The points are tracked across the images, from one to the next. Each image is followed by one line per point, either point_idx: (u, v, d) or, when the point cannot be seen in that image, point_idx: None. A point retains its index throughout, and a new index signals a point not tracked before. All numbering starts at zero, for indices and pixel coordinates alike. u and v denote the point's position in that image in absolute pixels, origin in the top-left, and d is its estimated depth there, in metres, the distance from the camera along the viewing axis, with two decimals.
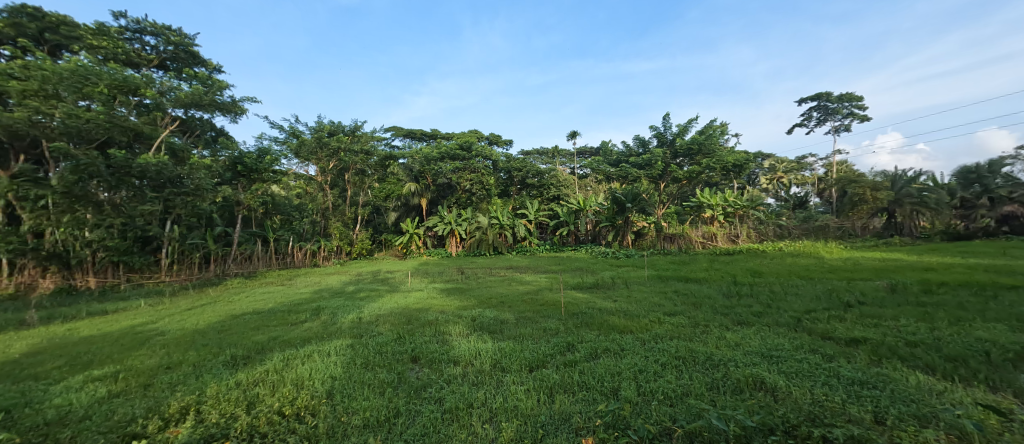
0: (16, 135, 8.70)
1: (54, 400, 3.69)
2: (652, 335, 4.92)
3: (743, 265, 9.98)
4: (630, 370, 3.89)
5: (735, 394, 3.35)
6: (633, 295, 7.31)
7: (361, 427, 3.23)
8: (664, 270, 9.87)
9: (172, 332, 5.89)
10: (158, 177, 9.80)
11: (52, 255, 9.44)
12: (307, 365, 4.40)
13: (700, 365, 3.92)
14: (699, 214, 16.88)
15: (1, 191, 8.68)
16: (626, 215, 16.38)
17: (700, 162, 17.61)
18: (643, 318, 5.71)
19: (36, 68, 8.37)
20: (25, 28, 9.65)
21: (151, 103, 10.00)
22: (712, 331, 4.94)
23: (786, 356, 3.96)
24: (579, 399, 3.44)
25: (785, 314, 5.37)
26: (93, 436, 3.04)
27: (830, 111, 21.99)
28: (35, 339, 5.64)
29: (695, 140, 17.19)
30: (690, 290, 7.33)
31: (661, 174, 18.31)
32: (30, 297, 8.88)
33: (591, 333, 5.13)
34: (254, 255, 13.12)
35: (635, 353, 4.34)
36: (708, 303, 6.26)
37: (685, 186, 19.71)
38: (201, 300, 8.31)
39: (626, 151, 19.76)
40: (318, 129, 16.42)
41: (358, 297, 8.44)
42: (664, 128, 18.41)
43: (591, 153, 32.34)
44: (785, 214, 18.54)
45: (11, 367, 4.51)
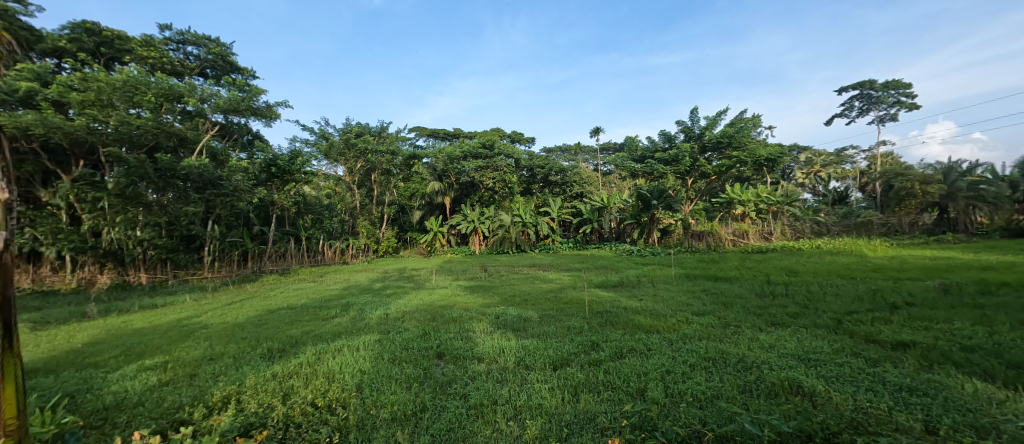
0: (76, 142, 9.20)
1: (112, 387, 3.89)
2: (680, 335, 4.78)
3: (777, 264, 9.57)
4: (657, 371, 3.79)
5: (769, 398, 3.21)
6: (659, 294, 7.13)
7: (389, 420, 3.26)
8: (693, 269, 9.58)
9: (215, 325, 6.12)
10: (199, 180, 10.18)
11: (108, 253, 10.16)
12: (338, 359, 4.49)
13: (730, 367, 3.78)
14: (730, 211, 16.37)
15: (63, 193, 9.23)
16: (651, 212, 16.08)
17: (730, 156, 17.08)
18: (670, 318, 5.56)
19: (94, 79, 8.71)
20: (83, 43, 10.24)
21: (193, 109, 10.40)
22: (744, 331, 4.76)
23: (825, 359, 3.77)
24: (604, 398, 3.37)
25: (824, 315, 5.13)
26: (145, 421, 3.20)
27: (874, 100, 20.91)
28: (94, 330, 5.97)
29: (726, 134, 16.60)
30: (719, 289, 7.09)
31: (688, 170, 17.85)
32: (90, 290, 9.55)
33: (616, 332, 5.03)
34: (288, 253, 13.53)
35: (662, 353, 4.23)
36: (740, 303, 6.04)
37: (715, 180, 19.18)
38: (240, 295, 8.66)
39: (651, 146, 19.19)
40: (346, 131, 16.76)
41: (385, 294, 8.57)
42: (692, 123, 17.91)
43: (615, 148, 31.77)
44: (823, 210, 17.76)
45: (75, 356, 4.78)
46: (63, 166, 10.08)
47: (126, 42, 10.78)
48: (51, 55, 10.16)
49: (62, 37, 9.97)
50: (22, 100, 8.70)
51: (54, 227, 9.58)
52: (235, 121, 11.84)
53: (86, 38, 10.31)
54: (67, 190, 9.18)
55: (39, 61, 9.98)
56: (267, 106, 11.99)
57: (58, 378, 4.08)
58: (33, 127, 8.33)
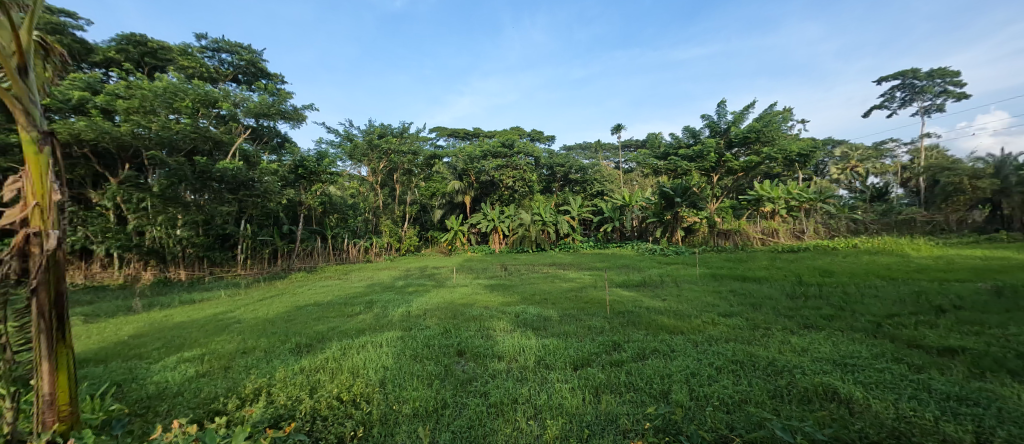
0: (122, 146, 9.57)
1: (153, 377, 4.03)
2: (706, 337, 4.64)
3: (810, 264, 9.23)
4: (681, 373, 3.67)
5: (802, 404, 3.06)
6: (683, 294, 6.97)
7: (411, 416, 3.27)
8: (719, 268, 9.34)
9: (248, 320, 6.30)
10: (233, 182, 10.48)
11: (151, 251, 10.67)
12: (362, 355, 4.55)
13: (760, 371, 3.63)
14: (759, 208, 15.87)
15: (109, 195, 9.62)
16: (675, 211, 15.79)
17: (759, 151, 16.60)
18: (695, 319, 5.41)
19: (137, 87, 9.08)
20: (130, 53, 10.75)
21: (227, 114, 10.74)
22: (774, 334, 4.59)
23: (864, 365, 3.58)
24: (626, 400, 3.29)
25: (862, 318, 4.89)
26: (183, 411, 3.31)
27: (918, 90, 19.89)
28: (138, 323, 6.23)
29: (753, 129, 16.11)
30: (748, 290, 6.88)
31: (714, 166, 17.41)
32: (135, 285, 10.01)
33: (638, 333, 4.93)
34: (315, 251, 13.71)
35: (687, 355, 4.11)
36: (769, 304, 5.83)
37: (742, 177, 18.66)
38: (270, 292, 8.91)
39: (674, 142, 18.70)
40: (369, 131, 17.00)
41: (406, 292, 8.65)
42: (718, 117, 17.41)
43: (638, 145, 31.25)
44: (860, 207, 17.00)
45: (121, 347, 4.99)
46: (110, 169, 10.58)
47: (167, 51, 11.26)
48: (100, 65, 10.64)
49: (110, 49, 10.49)
50: (74, 107, 9.06)
51: (104, 226, 10.03)
52: (266, 124, 12.14)
53: (133, 48, 10.82)
54: (114, 192, 9.61)
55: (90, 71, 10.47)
56: (295, 110, 12.25)
57: (106, 368, 4.27)
58: (85, 134, 8.71)
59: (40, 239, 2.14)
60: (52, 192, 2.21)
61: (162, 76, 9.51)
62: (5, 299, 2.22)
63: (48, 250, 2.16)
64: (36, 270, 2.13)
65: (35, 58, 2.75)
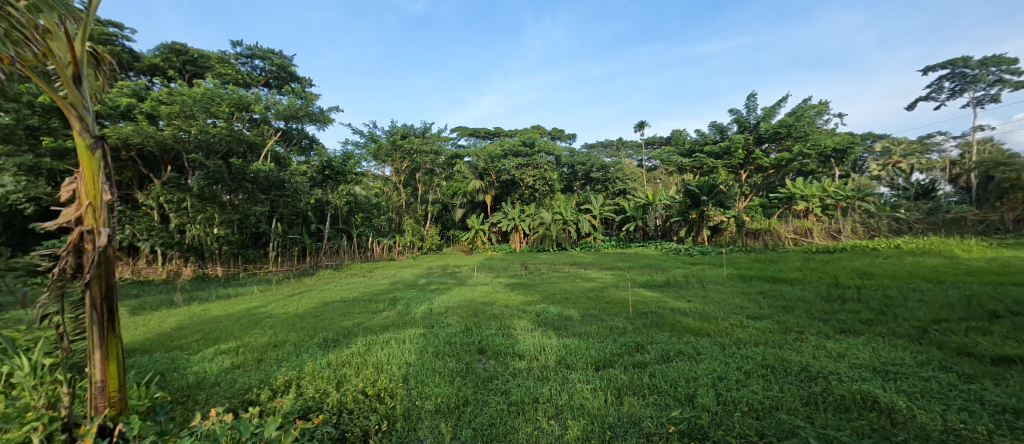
0: (165, 149, 10.06)
1: (193, 368, 4.23)
2: (733, 340, 4.56)
3: (847, 265, 8.90)
4: (708, 377, 3.62)
5: (839, 412, 2.98)
6: (709, 295, 6.85)
7: (433, 412, 3.33)
8: (747, 269, 9.12)
9: (279, 315, 6.54)
10: (266, 182, 10.85)
11: (191, 248, 11.09)
12: (386, 351, 4.66)
13: (792, 376, 3.54)
14: (791, 207, 15.38)
15: (154, 195, 10.16)
16: (700, 209, 15.47)
17: (791, 147, 16.10)
18: (723, 321, 5.31)
19: (178, 93, 9.51)
20: (172, 62, 11.33)
21: (260, 117, 11.10)
22: (808, 338, 4.46)
23: (907, 373, 3.45)
24: (650, 402, 3.27)
25: (906, 324, 4.71)
26: (221, 400, 3.49)
27: (969, 79, 18.87)
28: (179, 316, 6.54)
29: (784, 124, 15.58)
30: (779, 292, 6.69)
31: (742, 163, 17.01)
32: (176, 280, 10.54)
33: (663, 334, 4.87)
34: (341, 249, 14.06)
35: (714, 358, 4.05)
36: (803, 307, 5.67)
37: (772, 174, 18.11)
38: (299, 288, 9.21)
39: (700, 139, 18.29)
40: (392, 132, 17.28)
41: (429, 289, 8.79)
42: (747, 113, 16.92)
43: (661, 142, 30.73)
44: (904, 206, 16.12)
45: (164, 339, 5.26)
46: (154, 171, 11.13)
47: (204, 59, 11.76)
48: (145, 73, 11.13)
49: (154, 57, 11.06)
50: (122, 113, 9.52)
51: (149, 224, 10.46)
52: (295, 127, 12.49)
53: (175, 57, 11.42)
54: (158, 192, 10.10)
55: (135, 79, 10.95)
56: (322, 112, 12.59)
57: (151, 358, 4.50)
58: (132, 138, 9.16)
59: (94, 236, 2.27)
60: (103, 193, 2.35)
61: (200, 83, 9.92)
62: (62, 290, 2.38)
63: (100, 247, 2.29)
64: (89, 265, 2.27)
65: (88, 67, 2.93)
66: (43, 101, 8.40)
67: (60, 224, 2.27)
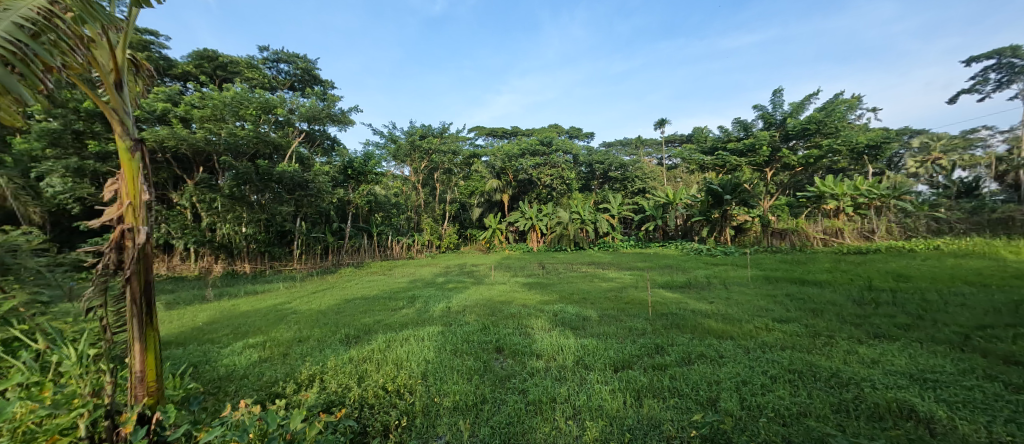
0: (197, 151, 10.47)
1: (223, 360, 4.41)
2: (758, 343, 4.49)
3: (882, 267, 8.59)
4: (732, 381, 3.58)
5: (872, 420, 2.91)
6: (732, 297, 6.73)
7: (451, 409, 3.40)
8: (772, 270, 8.93)
9: (303, 311, 6.74)
10: (291, 183, 11.14)
11: (221, 246, 11.56)
12: (405, 347, 4.76)
13: (822, 382, 3.47)
14: (820, 206, 14.87)
15: (188, 195, 10.58)
16: (723, 209, 15.16)
17: (820, 144, 15.63)
18: (747, 323, 5.23)
19: (209, 98, 9.86)
20: (204, 68, 11.76)
21: (285, 119, 11.40)
22: (839, 343, 4.36)
23: (948, 381, 3.35)
24: (670, 406, 3.26)
25: (946, 329, 4.55)
26: (249, 392, 3.63)
27: (1016, 70, 17.93)
28: (210, 311, 6.81)
29: (813, 120, 15.12)
30: (807, 295, 6.53)
31: (768, 160, 16.64)
32: (207, 277, 10.97)
33: (683, 336, 4.83)
34: (362, 248, 14.33)
35: (738, 362, 3.99)
36: (833, 311, 5.53)
37: (799, 172, 17.59)
38: (322, 285, 9.44)
39: (723, 136, 17.94)
40: (411, 132, 17.50)
41: (447, 288, 8.91)
42: (773, 109, 16.53)
43: (682, 140, 30.19)
44: (945, 204, 15.28)
45: (197, 332, 5.48)
46: (187, 172, 11.59)
47: (234, 64, 12.19)
48: (179, 78, 11.67)
49: (187, 64, 11.51)
50: (158, 117, 9.95)
51: (183, 223, 10.91)
52: (318, 128, 12.79)
53: (207, 63, 11.84)
54: (191, 192, 10.53)
55: (171, 84, 11.47)
56: (343, 113, 12.86)
57: (185, 350, 4.71)
58: (166, 141, 9.56)
59: (134, 235, 2.41)
60: (141, 193, 2.48)
61: (230, 87, 10.25)
62: (105, 284, 2.52)
63: (139, 244, 2.43)
64: (129, 261, 2.40)
65: (129, 74, 3.11)
66: (88, 107, 8.84)
67: (104, 223, 2.41)
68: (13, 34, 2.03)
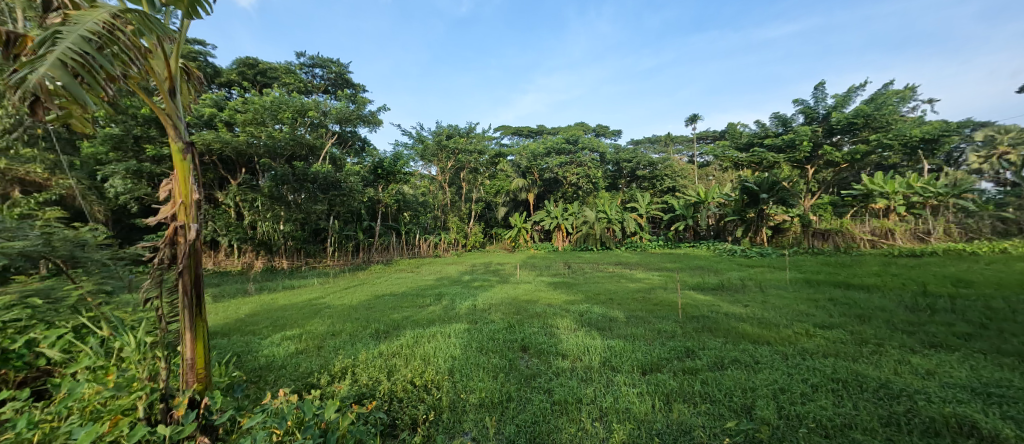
0: (240, 154, 11.02)
1: (263, 351, 4.65)
2: (797, 350, 4.36)
3: (938, 271, 8.10)
4: (768, 388, 3.50)
5: (926, 436, 2.79)
6: (768, 300, 6.54)
7: (478, 406, 3.48)
8: (813, 274, 8.59)
9: (336, 306, 7.00)
10: (325, 183, 11.51)
11: (262, 243, 12.03)
12: (432, 344, 4.88)
13: (869, 393, 3.35)
14: (868, 204, 14.12)
15: (232, 194, 11.15)
16: (759, 208, 14.66)
17: (868, 139, 14.86)
18: (785, 329, 5.08)
19: (251, 102, 10.36)
20: (247, 74, 12.39)
21: (319, 121, 11.78)
22: (889, 352, 4.19)
23: (1015, 397, 3.17)
24: (702, 412, 3.22)
25: (1013, 341, 4.30)
26: (288, 381, 3.83)
27: None
28: (251, 304, 7.17)
29: (860, 114, 14.42)
30: (853, 299, 6.28)
31: (810, 156, 16.01)
32: (249, 272, 11.53)
33: (715, 340, 4.75)
34: (391, 245, 14.67)
35: (775, 369, 3.90)
36: (882, 317, 5.31)
37: (844, 170, 16.76)
38: (353, 281, 9.74)
39: (759, 132, 17.38)
40: (438, 132, 17.78)
41: (473, 286, 9.03)
42: (815, 103, 15.90)
43: (714, 136, 29.29)
44: (1011, 204, 14.12)
45: (240, 324, 5.81)
46: (232, 173, 12.24)
47: (273, 70, 12.77)
48: (224, 85, 12.34)
49: (231, 71, 12.18)
50: (206, 121, 10.58)
51: (228, 221, 11.50)
52: (350, 129, 13.16)
53: (249, 70, 12.48)
54: (235, 192, 11.11)
55: (216, 91, 12.15)
56: (373, 114, 13.22)
57: (230, 341, 5.00)
58: (212, 144, 10.10)
59: (186, 232, 2.58)
60: (192, 192, 2.67)
61: (269, 92, 10.74)
62: (161, 277, 2.72)
63: (190, 240, 2.61)
64: (182, 256, 2.59)
65: (182, 81, 3.36)
66: (146, 113, 9.47)
67: (160, 220, 2.60)
68: (81, 47, 2.23)
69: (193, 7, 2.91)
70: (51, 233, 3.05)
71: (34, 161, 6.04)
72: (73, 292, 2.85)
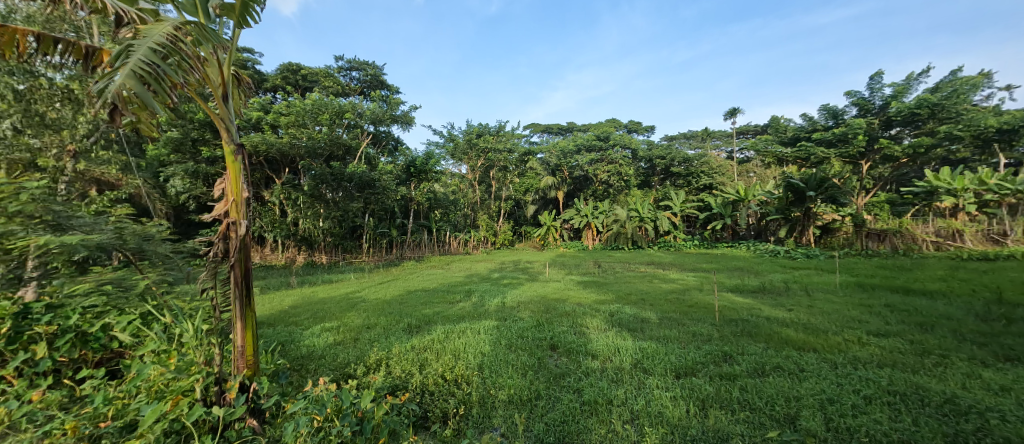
0: (283, 155, 11.55)
1: (304, 341, 4.91)
2: (848, 359, 4.19)
3: (1010, 277, 7.51)
4: (815, 398, 3.40)
5: None
6: (815, 305, 6.29)
7: (507, 403, 3.55)
8: (866, 278, 8.16)
9: (371, 300, 7.27)
10: (360, 182, 11.89)
11: (303, 239, 12.58)
12: (463, 339, 5.00)
13: (931, 408, 3.19)
14: (932, 204, 13.17)
15: (276, 193, 11.74)
16: (805, 206, 13.99)
17: (934, 131, 13.88)
18: (833, 335, 4.89)
19: (293, 106, 10.85)
20: (290, 78, 13.02)
21: (354, 122, 12.19)
22: (957, 365, 3.95)
23: None
24: (740, 419, 3.16)
25: None
26: (327, 370, 4.04)
27: None
28: (293, 296, 7.56)
29: (925, 103, 13.53)
30: (912, 306, 5.95)
31: (869, 149, 15.16)
32: (291, 266, 12.10)
33: (756, 346, 4.63)
34: (422, 243, 14.99)
35: (822, 378, 3.77)
36: (947, 327, 5.01)
37: (904, 165, 15.75)
38: (387, 277, 10.04)
39: (808, 125, 16.68)
40: (469, 131, 18.02)
41: (503, 283, 9.13)
42: (871, 93, 15.14)
43: (755, 131, 28.14)
44: None
45: (284, 315, 6.16)
46: (276, 173, 12.88)
47: (314, 74, 13.29)
48: (269, 90, 13.02)
49: (276, 77, 12.86)
50: (254, 124, 11.23)
51: (272, 218, 12.12)
52: (383, 129, 13.57)
53: (292, 75, 13.10)
54: (278, 191, 11.69)
55: (262, 96, 12.84)
56: (405, 113, 13.57)
57: (275, 330, 5.30)
58: (259, 146, 10.65)
59: (235, 227, 2.77)
60: (243, 191, 2.86)
61: (310, 95, 11.23)
62: (216, 270, 2.93)
63: (241, 235, 2.79)
64: (234, 251, 2.78)
65: (234, 87, 3.60)
66: (202, 117, 10.10)
67: (215, 216, 2.80)
68: (151, 59, 2.44)
69: (244, 17, 3.12)
70: (122, 228, 3.38)
71: (108, 162, 6.57)
72: (141, 281, 3.14)
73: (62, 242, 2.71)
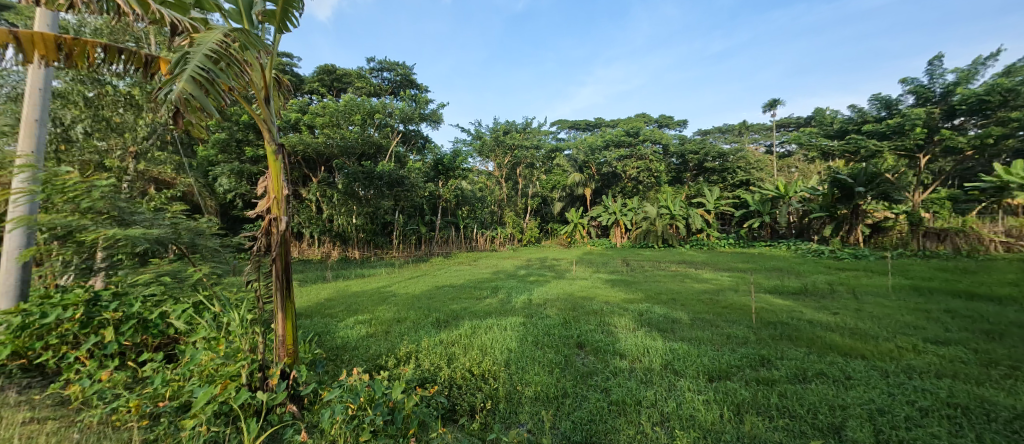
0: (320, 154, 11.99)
1: (338, 333, 5.11)
2: (901, 367, 4.01)
3: None
4: (862, 408, 3.28)
5: None
6: (863, 309, 6.02)
7: (533, 399, 3.61)
8: (923, 281, 7.71)
9: (401, 294, 7.47)
10: (391, 180, 12.19)
11: (337, 235, 12.99)
12: (490, 335, 5.09)
13: (997, 425, 3.03)
14: (1001, 200, 12.04)
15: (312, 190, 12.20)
16: (852, 204, 13.42)
17: (1005, 119, 12.81)
18: (884, 342, 4.68)
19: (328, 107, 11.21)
20: (325, 81, 13.56)
21: (385, 122, 12.49)
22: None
23: None
24: (778, 427, 3.10)
25: None
26: (360, 361, 4.22)
27: None
28: (328, 289, 7.87)
29: (999, 88, 12.46)
30: (976, 313, 5.61)
31: (927, 141, 14.23)
32: (326, 261, 12.53)
33: (796, 350, 4.50)
34: (450, 239, 15.23)
35: (871, 387, 3.63)
36: (1017, 337, 4.71)
37: (970, 159, 14.56)
38: (416, 272, 10.24)
39: (857, 117, 15.83)
40: (496, 128, 18.24)
41: (529, 280, 9.21)
42: (930, 79, 14.18)
43: (799, 123, 26.64)
44: None
45: (319, 307, 6.43)
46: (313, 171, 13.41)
47: (348, 76, 13.75)
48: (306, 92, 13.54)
49: (314, 80, 13.42)
50: (292, 125, 11.71)
51: (308, 215, 12.58)
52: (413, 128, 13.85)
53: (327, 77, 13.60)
54: (315, 189, 12.15)
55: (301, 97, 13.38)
56: (434, 111, 13.80)
57: (312, 322, 5.54)
58: (296, 146, 11.12)
59: (275, 223, 2.92)
60: (283, 189, 3.01)
61: (345, 95, 11.59)
62: (260, 263, 3.10)
63: (281, 231, 2.94)
64: (275, 246, 2.93)
65: (275, 90, 3.79)
66: (245, 120, 10.64)
67: (259, 213, 2.98)
68: (204, 66, 2.62)
69: (284, 23, 3.29)
70: (177, 223, 3.64)
71: (164, 162, 7.02)
72: (194, 273, 3.38)
73: (126, 235, 2.96)
